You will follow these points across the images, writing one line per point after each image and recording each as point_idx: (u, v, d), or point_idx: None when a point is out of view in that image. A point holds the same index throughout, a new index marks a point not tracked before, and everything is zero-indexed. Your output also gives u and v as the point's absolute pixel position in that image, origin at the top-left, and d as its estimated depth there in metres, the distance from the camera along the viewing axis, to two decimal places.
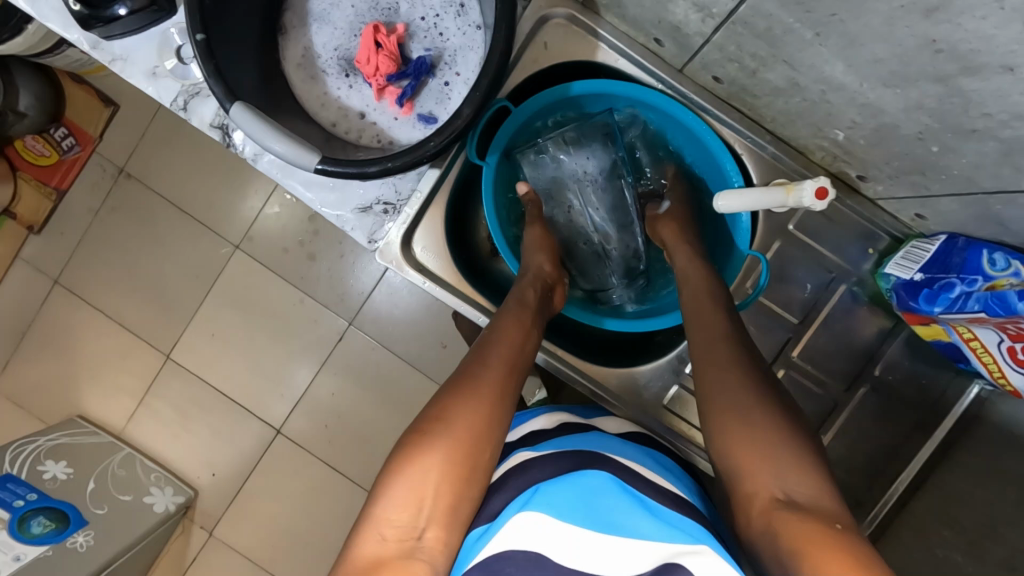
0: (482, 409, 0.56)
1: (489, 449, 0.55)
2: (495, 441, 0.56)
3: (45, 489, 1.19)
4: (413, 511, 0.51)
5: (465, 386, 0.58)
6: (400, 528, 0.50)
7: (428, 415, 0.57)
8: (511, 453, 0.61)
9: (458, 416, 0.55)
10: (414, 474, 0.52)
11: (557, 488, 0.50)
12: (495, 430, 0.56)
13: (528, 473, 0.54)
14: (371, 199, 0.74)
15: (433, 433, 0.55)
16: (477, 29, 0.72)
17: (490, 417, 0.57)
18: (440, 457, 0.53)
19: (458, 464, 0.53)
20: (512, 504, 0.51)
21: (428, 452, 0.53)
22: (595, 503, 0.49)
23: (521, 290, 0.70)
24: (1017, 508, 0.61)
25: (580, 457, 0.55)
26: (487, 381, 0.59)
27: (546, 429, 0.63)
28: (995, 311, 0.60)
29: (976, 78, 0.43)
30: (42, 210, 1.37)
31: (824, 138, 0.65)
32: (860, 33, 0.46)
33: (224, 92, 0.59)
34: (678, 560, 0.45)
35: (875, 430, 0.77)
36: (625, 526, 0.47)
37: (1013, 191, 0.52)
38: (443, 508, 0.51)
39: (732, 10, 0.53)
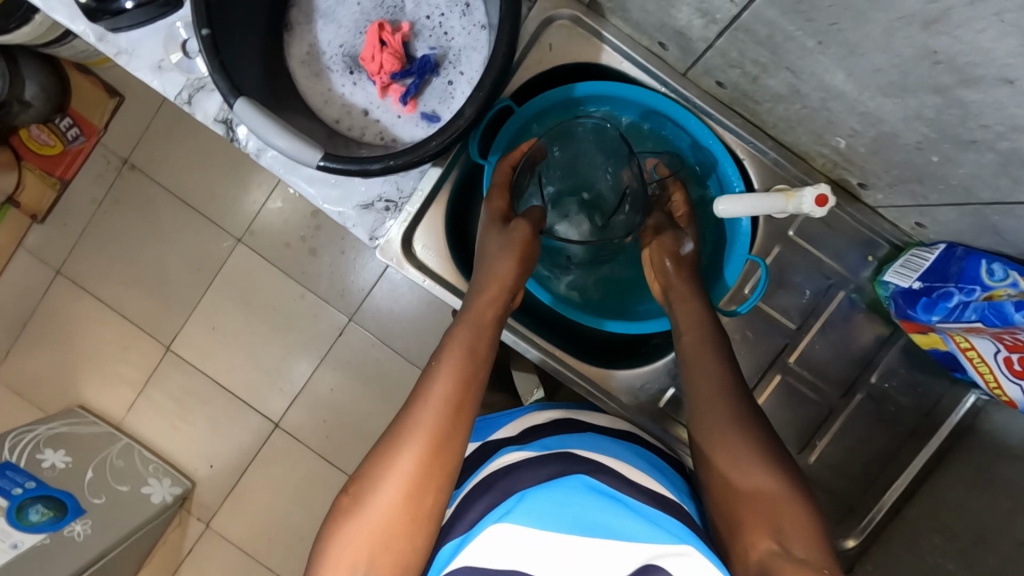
0: (416, 456, 0.54)
1: (427, 497, 0.53)
2: (433, 489, 0.53)
3: (44, 478, 1.20)
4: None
5: (399, 434, 0.56)
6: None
7: (362, 470, 0.56)
8: (498, 452, 0.61)
9: (388, 471, 0.54)
10: (345, 541, 0.52)
11: (538, 495, 0.50)
12: (432, 475, 0.54)
13: (513, 475, 0.54)
14: (373, 196, 0.74)
15: (365, 495, 0.53)
16: (481, 29, 0.72)
17: (426, 463, 0.54)
18: (370, 522, 0.52)
19: (382, 527, 0.52)
20: (493, 512, 0.50)
21: (358, 518, 0.52)
22: (581, 508, 0.49)
23: (478, 306, 0.66)
24: (1008, 519, 0.61)
25: (568, 461, 0.55)
26: (423, 421, 0.56)
27: (533, 431, 0.63)
28: (992, 322, 0.59)
29: (974, 90, 0.43)
30: (45, 200, 1.38)
31: (825, 145, 0.65)
32: (861, 42, 0.46)
33: (228, 87, 0.59)
34: (656, 561, 0.46)
35: (869, 437, 0.78)
36: (613, 529, 0.48)
37: (1010, 203, 0.52)
38: (379, 570, 0.51)
39: (735, 17, 0.54)
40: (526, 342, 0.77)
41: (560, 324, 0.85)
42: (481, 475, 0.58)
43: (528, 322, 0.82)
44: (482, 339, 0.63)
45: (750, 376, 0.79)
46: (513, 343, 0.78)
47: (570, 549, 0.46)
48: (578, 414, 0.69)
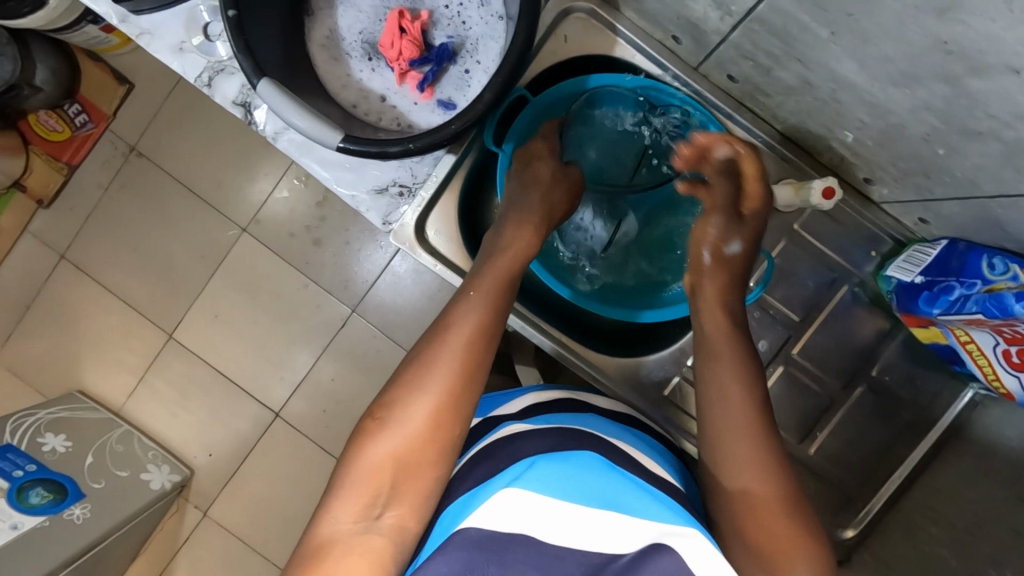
0: (443, 389, 0.56)
1: (451, 428, 0.55)
2: (456, 424, 0.56)
3: (44, 461, 1.19)
4: (370, 500, 0.52)
5: (425, 367, 0.57)
6: (356, 516, 0.51)
7: (387, 398, 0.57)
8: (501, 424, 0.63)
9: (416, 400, 0.56)
10: (368, 462, 0.53)
11: (545, 464, 0.50)
12: (456, 409, 0.56)
13: (516, 445, 0.55)
14: (387, 180, 0.75)
15: (391, 422, 0.55)
16: (499, 19, 0.73)
17: (451, 397, 0.56)
18: (396, 448, 0.53)
19: (406, 453, 0.53)
20: (501, 477, 0.50)
21: (384, 443, 0.54)
22: (590, 481, 0.50)
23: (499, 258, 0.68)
24: (1004, 506, 0.63)
25: (570, 437, 0.56)
26: (450, 356, 0.58)
27: (535, 406, 0.65)
28: (992, 313, 0.61)
29: (983, 80, 0.44)
30: (52, 185, 1.39)
31: (833, 139, 0.66)
32: (875, 32, 0.48)
33: (252, 67, 0.61)
34: (666, 540, 0.46)
35: (869, 429, 0.79)
36: (624, 506, 0.48)
37: (1014, 194, 0.53)
38: (402, 494, 0.52)
39: (750, 8, 0.55)
40: (533, 328, 0.79)
41: (569, 312, 0.86)
42: (486, 441, 0.60)
43: (536, 309, 0.84)
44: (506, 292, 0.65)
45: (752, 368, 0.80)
46: (520, 328, 0.79)
47: (583, 518, 0.46)
48: (582, 395, 0.71)
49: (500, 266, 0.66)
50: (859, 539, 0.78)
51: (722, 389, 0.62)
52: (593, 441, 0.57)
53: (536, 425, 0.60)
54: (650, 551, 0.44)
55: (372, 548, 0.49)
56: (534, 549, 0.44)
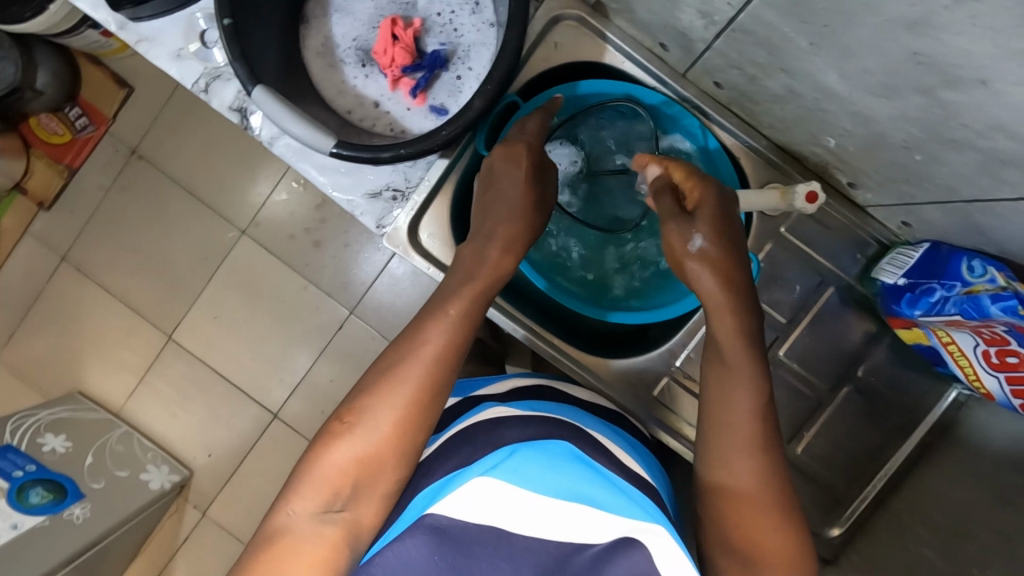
0: (409, 397, 0.57)
1: (413, 436, 0.57)
2: (420, 429, 0.57)
3: (44, 460, 1.20)
4: (326, 498, 0.54)
5: (396, 370, 0.58)
6: (311, 511, 0.53)
7: (353, 401, 0.58)
8: (483, 405, 0.64)
9: (379, 405, 0.56)
10: (331, 459, 0.55)
11: (524, 454, 0.51)
12: (420, 418, 0.57)
13: (499, 432, 0.56)
14: (382, 185, 0.76)
15: (353, 425, 0.56)
16: (491, 26, 0.75)
17: (416, 404, 0.57)
18: (355, 450, 0.55)
19: (365, 457, 0.55)
20: (477, 463, 0.51)
21: (344, 444, 0.55)
22: (565, 474, 0.51)
23: (482, 256, 0.66)
24: (986, 507, 0.64)
25: (552, 427, 0.57)
26: (418, 366, 0.58)
27: (515, 391, 0.67)
28: (971, 315, 0.63)
29: (955, 91, 0.46)
30: (53, 187, 1.40)
31: (818, 144, 0.68)
32: (851, 43, 0.49)
33: (248, 75, 0.62)
34: (637, 536, 0.48)
35: (856, 429, 0.80)
36: (598, 499, 0.50)
37: (991, 201, 0.54)
38: (358, 495, 0.54)
39: (734, 19, 0.56)
40: (524, 329, 0.80)
41: (557, 313, 0.88)
42: (466, 422, 0.62)
43: (527, 310, 0.85)
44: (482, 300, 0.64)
45: None
46: (510, 328, 0.80)
47: (553, 512, 0.48)
48: (562, 386, 0.73)
49: (478, 267, 0.65)
50: (845, 537, 0.80)
51: (723, 404, 0.60)
52: (569, 431, 0.58)
53: (520, 410, 0.61)
54: (621, 546, 0.47)
55: (325, 543, 0.52)
56: (503, 541, 0.47)
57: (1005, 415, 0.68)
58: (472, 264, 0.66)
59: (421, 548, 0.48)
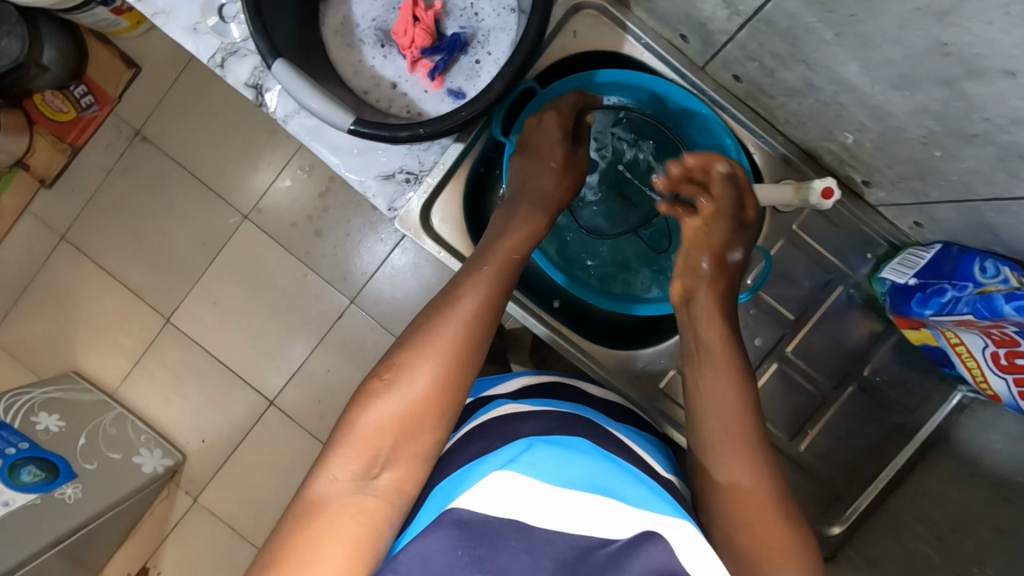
0: (447, 357, 0.58)
1: (452, 397, 0.57)
2: (456, 392, 0.58)
3: (37, 440, 1.19)
4: (367, 460, 0.53)
5: (432, 334, 0.59)
6: (352, 476, 0.52)
7: (391, 361, 0.58)
8: (499, 402, 0.64)
9: (420, 369, 0.57)
10: (371, 421, 0.55)
11: (540, 448, 0.52)
12: (457, 378, 0.58)
13: (514, 425, 0.56)
14: (395, 167, 0.76)
15: (395, 383, 0.56)
16: (510, 12, 0.75)
17: (454, 365, 0.58)
18: (395, 410, 0.55)
19: (405, 416, 0.55)
20: (497, 458, 0.51)
21: (384, 404, 0.55)
22: (581, 466, 0.51)
23: (512, 233, 0.69)
24: (988, 506, 0.64)
25: (568, 426, 0.57)
26: (457, 326, 0.60)
27: (528, 391, 0.67)
28: (982, 314, 0.62)
29: (980, 83, 0.46)
30: (55, 165, 1.39)
31: (834, 140, 0.68)
32: (877, 34, 0.49)
33: (267, 48, 0.62)
34: (657, 529, 0.47)
35: (859, 428, 0.81)
36: (617, 492, 0.50)
37: (1006, 198, 0.55)
38: (398, 456, 0.54)
39: (757, 8, 0.57)
40: (534, 318, 0.80)
41: (567, 304, 0.88)
42: (476, 421, 0.61)
43: (537, 300, 0.85)
44: (516, 265, 0.67)
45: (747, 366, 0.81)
46: (521, 317, 0.80)
47: (575, 503, 0.47)
48: (579, 383, 0.74)
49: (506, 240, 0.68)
50: (844, 536, 0.80)
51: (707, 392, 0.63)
52: (581, 427, 0.58)
53: (534, 407, 0.61)
54: (642, 538, 0.46)
55: (369, 506, 0.51)
56: (526, 534, 0.45)
57: (1007, 417, 0.69)
58: (499, 238, 0.69)
59: (442, 541, 0.44)
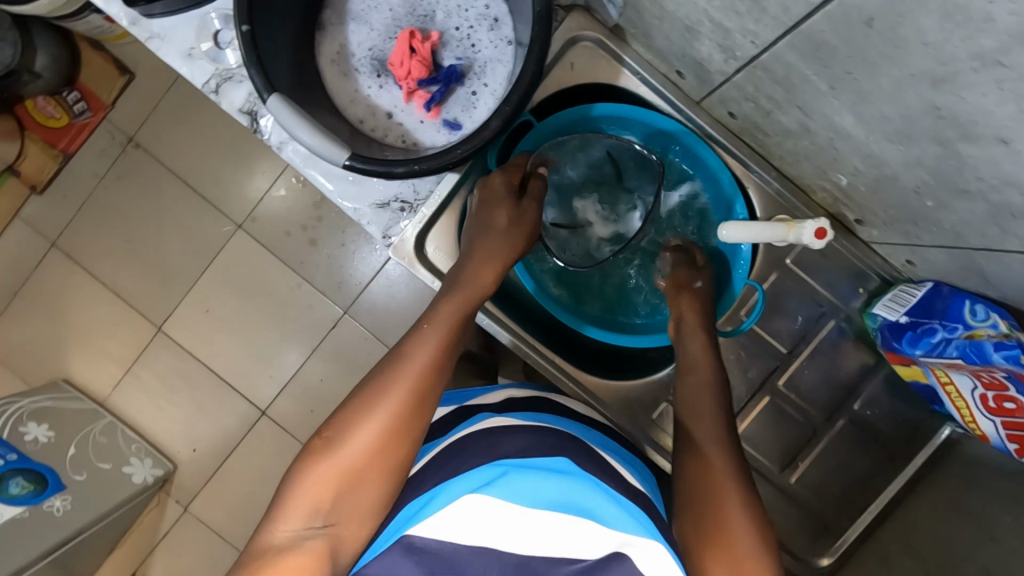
0: (392, 408, 0.56)
1: (401, 449, 0.56)
2: (403, 446, 0.56)
3: (26, 451, 1.17)
4: (308, 511, 0.52)
5: (380, 386, 0.58)
6: (294, 528, 0.52)
7: (336, 417, 0.57)
8: (482, 416, 0.64)
9: (366, 422, 0.55)
10: (315, 475, 0.53)
11: (515, 470, 0.52)
12: (409, 428, 0.56)
13: (494, 441, 0.57)
14: (390, 196, 0.76)
15: (338, 438, 0.55)
16: (508, 44, 0.75)
17: (400, 414, 0.56)
18: (339, 465, 0.54)
19: (349, 472, 0.54)
20: (472, 476, 0.51)
21: (327, 458, 0.54)
22: (556, 485, 0.51)
23: (473, 284, 0.68)
24: (972, 545, 0.65)
25: (549, 439, 0.58)
26: (407, 373, 0.58)
27: (509, 402, 0.68)
28: (972, 359, 0.64)
29: (973, 145, 0.46)
30: (46, 171, 1.37)
31: (828, 180, 0.68)
32: (872, 91, 0.49)
33: (263, 82, 0.61)
34: (625, 551, 0.47)
35: (848, 460, 0.81)
36: (596, 513, 0.50)
37: (997, 249, 0.55)
38: (339, 508, 0.53)
39: (754, 56, 0.57)
40: (527, 348, 0.80)
41: (561, 332, 0.89)
42: (460, 433, 0.62)
43: (530, 328, 0.86)
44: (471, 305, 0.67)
45: (739, 397, 0.82)
46: (493, 330, 0.80)
47: (549, 529, 0.48)
48: (557, 398, 0.74)
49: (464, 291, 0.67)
50: (834, 566, 0.80)
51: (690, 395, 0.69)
52: (562, 441, 0.59)
53: (520, 420, 0.62)
54: (610, 562, 0.46)
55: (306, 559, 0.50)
56: (495, 560, 0.47)
57: (996, 457, 0.69)
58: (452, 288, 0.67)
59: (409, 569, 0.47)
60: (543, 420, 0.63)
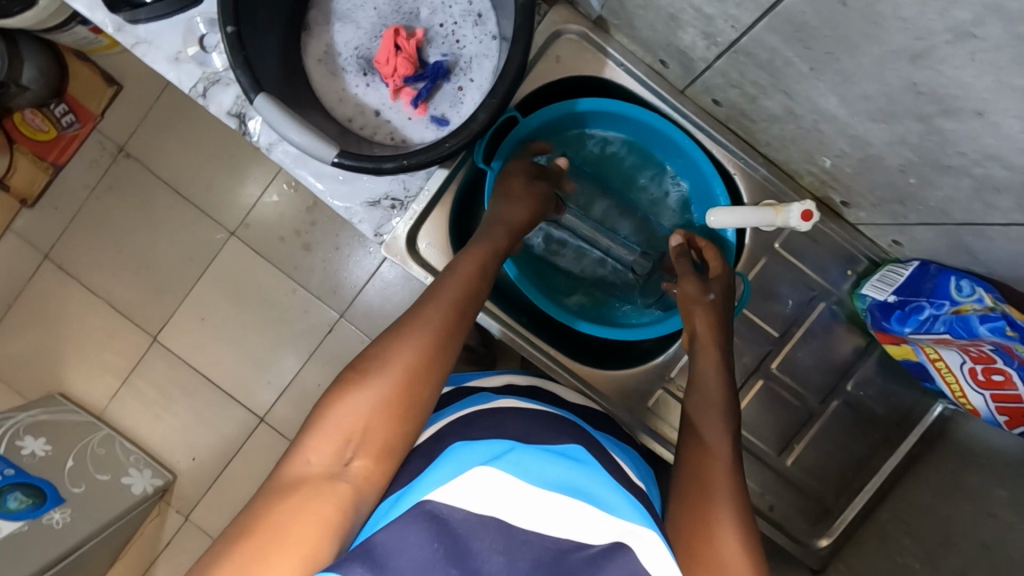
0: (425, 348, 0.58)
1: (425, 390, 0.57)
2: (428, 386, 0.57)
3: (23, 464, 1.17)
4: (338, 446, 0.53)
5: (408, 330, 0.59)
6: (324, 461, 0.52)
7: (370, 351, 0.58)
8: (486, 395, 0.65)
9: (394, 362, 0.56)
10: (345, 411, 0.54)
11: (521, 449, 0.52)
12: (431, 372, 0.57)
13: (497, 419, 0.58)
14: (380, 194, 0.76)
15: (365, 377, 0.55)
16: (493, 39, 0.75)
17: (434, 360, 0.58)
18: (369, 400, 0.54)
19: (380, 409, 0.54)
20: (482, 453, 0.51)
21: (358, 394, 0.54)
22: (560, 468, 0.51)
23: (486, 246, 0.67)
24: (971, 519, 0.66)
25: (556, 429, 0.58)
26: (432, 322, 0.59)
27: (506, 386, 0.68)
28: (959, 333, 0.65)
29: (952, 120, 0.47)
30: (37, 183, 1.37)
31: (814, 163, 0.69)
32: (853, 70, 0.50)
33: (251, 83, 0.62)
34: (626, 540, 0.46)
35: (844, 442, 0.82)
36: (600, 499, 0.49)
37: (982, 224, 0.56)
38: (370, 444, 0.53)
39: (736, 41, 0.57)
40: (521, 341, 0.81)
41: (553, 323, 0.89)
42: (463, 410, 0.62)
43: (521, 320, 0.87)
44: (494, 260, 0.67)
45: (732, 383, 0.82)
46: (485, 323, 0.80)
47: (558, 505, 0.47)
48: (557, 387, 0.74)
49: (474, 254, 0.66)
50: (834, 548, 0.81)
51: (705, 399, 0.67)
52: (566, 430, 0.59)
53: (523, 404, 0.63)
54: (614, 547, 0.45)
55: (335, 490, 0.50)
56: (504, 533, 0.44)
57: (989, 431, 0.71)
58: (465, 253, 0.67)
59: (420, 535, 0.43)
60: (545, 407, 0.64)
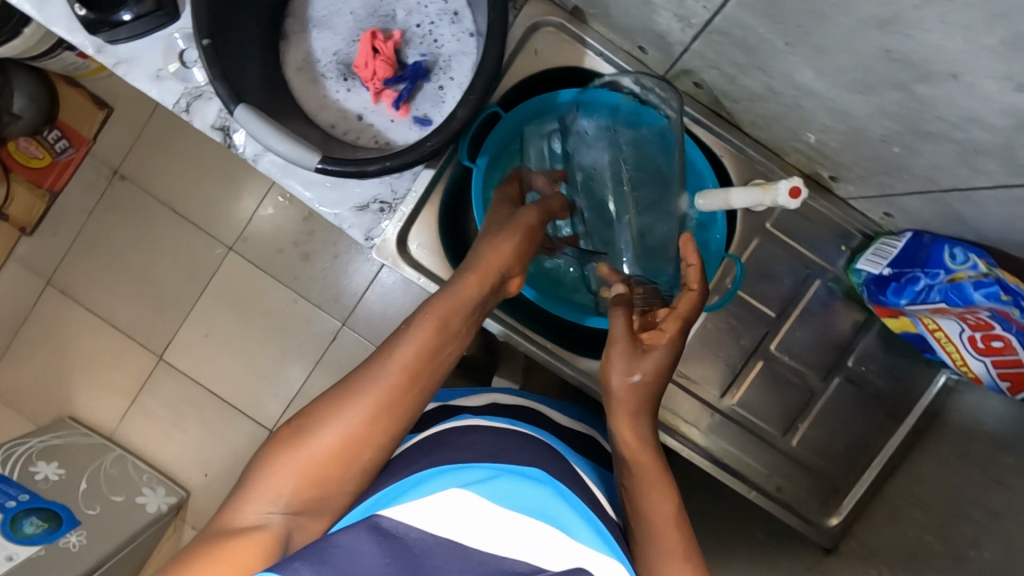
0: (369, 411, 0.55)
1: (366, 452, 0.55)
2: (369, 449, 0.55)
3: (38, 490, 1.19)
4: (270, 498, 0.53)
5: (357, 388, 0.56)
6: (256, 510, 0.52)
7: (315, 405, 0.56)
8: (463, 416, 0.64)
9: (335, 422, 0.55)
10: (281, 466, 0.53)
11: (505, 474, 0.51)
12: (373, 436, 0.55)
13: (470, 439, 0.57)
14: (368, 198, 0.76)
15: (306, 432, 0.55)
16: (470, 36, 0.76)
17: (373, 423, 0.55)
18: (304, 458, 0.54)
19: (315, 467, 0.53)
20: (456, 475, 0.50)
21: (295, 450, 0.54)
22: (534, 490, 0.50)
23: (453, 305, 0.60)
24: (980, 488, 0.65)
25: (531, 447, 0.58)
26: (381, 385, 0.56)
27: (487, 408, 0.67)
28: (954, 302, 0.65)
29: (928, 85, 0.47)
30: (35, 212, 1.38)
31: (800, 140, 0.69)
32: (826, 42, 0.50)
33: (229, 93, 0.62)
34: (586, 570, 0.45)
35: (849, 419, 0.81)
36: (567, 527, 0.48)
37: (969, 189, 0.56)
38: (303, 500, 0.53)
39: (710, 21, 0.57)
40: (517, 337, 0.81)
41: (551, 317, 0.89)
42: (439, 429, 0.62)
43: (519, 316, 0.86)
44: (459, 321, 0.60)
45: (733, 366, 0.82)
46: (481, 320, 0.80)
47: (523, 528, 0.46)
48: (543, 409, 0.74)
49: (439, 316, 0.59)
50: (845, 526, 0.80)
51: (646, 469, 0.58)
52: (544, 451, 0.58)
53: (499, 424, 0.62)
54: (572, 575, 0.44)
55: (261, 541, 0.51)
56: (460, 555, 0.44)
57: (992, 398, 0.70)
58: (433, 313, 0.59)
59: (373, 548, 0.43)
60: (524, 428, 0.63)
